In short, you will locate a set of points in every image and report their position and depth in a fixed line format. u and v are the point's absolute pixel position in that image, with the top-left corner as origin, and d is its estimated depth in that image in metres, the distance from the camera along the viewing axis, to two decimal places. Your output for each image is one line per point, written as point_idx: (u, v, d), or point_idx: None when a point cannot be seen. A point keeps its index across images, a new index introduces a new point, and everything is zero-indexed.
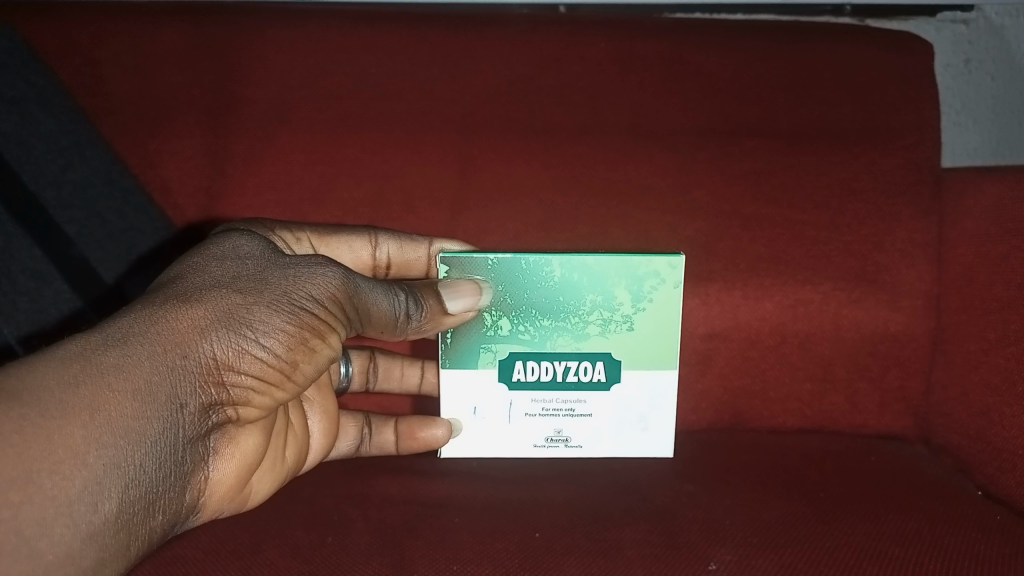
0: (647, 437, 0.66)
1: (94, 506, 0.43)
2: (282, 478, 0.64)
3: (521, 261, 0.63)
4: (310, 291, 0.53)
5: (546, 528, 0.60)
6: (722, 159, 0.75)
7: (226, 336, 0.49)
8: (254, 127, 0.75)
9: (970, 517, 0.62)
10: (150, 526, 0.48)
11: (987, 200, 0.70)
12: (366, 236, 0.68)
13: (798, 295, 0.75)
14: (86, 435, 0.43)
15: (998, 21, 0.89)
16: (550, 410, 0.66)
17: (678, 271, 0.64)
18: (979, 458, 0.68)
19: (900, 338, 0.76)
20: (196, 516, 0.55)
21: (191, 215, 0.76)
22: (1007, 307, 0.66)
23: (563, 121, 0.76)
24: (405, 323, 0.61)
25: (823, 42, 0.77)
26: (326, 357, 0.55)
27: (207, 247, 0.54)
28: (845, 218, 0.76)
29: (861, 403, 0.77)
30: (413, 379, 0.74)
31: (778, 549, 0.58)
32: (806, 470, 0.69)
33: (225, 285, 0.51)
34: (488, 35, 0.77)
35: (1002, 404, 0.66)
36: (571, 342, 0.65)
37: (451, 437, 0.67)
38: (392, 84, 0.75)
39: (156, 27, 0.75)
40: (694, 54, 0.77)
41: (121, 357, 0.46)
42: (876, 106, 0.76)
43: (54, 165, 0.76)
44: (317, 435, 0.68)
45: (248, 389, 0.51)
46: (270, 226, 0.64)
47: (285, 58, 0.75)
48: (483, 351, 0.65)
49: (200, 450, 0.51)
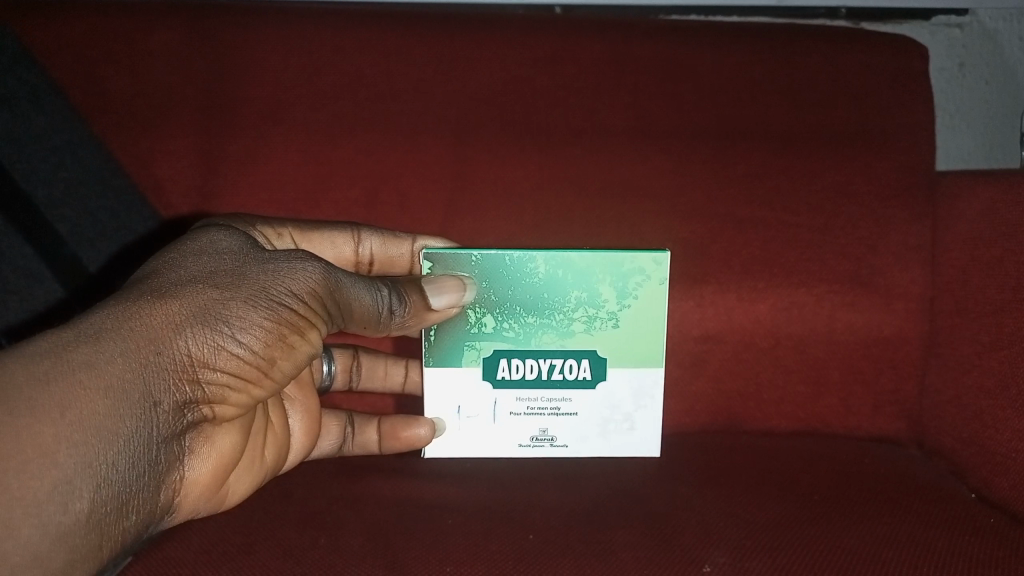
0: (635, 437, 0.65)
1: (64, 506, 0.43)
2: (262, 478, 0.63)
3: (505, 257, 0.63)
4: (289, 287, 0.53)
5: (539, 530, 0.59)
6: (716, 161, 0.75)
7: (201, 333, 0.48)
8: (247, 127, 0.74)
9: (965, 520, 0.61)
10: (124, 527, 0.47)
11: (979, 203, 0.69)
12: (349, 233, 0.67)
13: (792, 297, 0.75)
14: (56, 434, 0.42)
15: (993, 25, 0.89)
16: (535, 409, 0.65)
17: (663, 267, 0.63)
18: (973, 462, 0.67)
19: (894, 341, 0.75)
20: (172, 517, 0.54)
21: (183, 213, 0.76)
22: (1002, 310, 0.65)
23: (556, 123, 0.75)
24: (388, 319, 0.60)
25: (819, 45, 0.77)
26: (306, 353, 0.54)
27: (183, 242, 0.54)
28: (840, 220, 0.75)
29: (856, 406, 0.76)
30: (397, 378, 0.74)
31: (773, 551, 0.57)
32: (801, 473, 0.68)
33: (201, 280, 0.50)
34: (482, 35, 0.76)
35: (995, 407, 0.65)
36: (555, 340, 0.64)
37: (434, 437, 0.66)
38: (382, 84, 0.75)
39: (149, 27, 0.74)
40: (688, 57, 0.76)
41: (93, 354, 0.45)
42: (870, 108, 0.76)
43: (47, 164, 0.77)
44: (299, 434, 0.67)
45: (225, 387, 0.50)
46: (251, 221, 0.63)
47: (278, 57, 0.75)
48: (467, 349, 0.64)
49: (176, 450, 0.51)
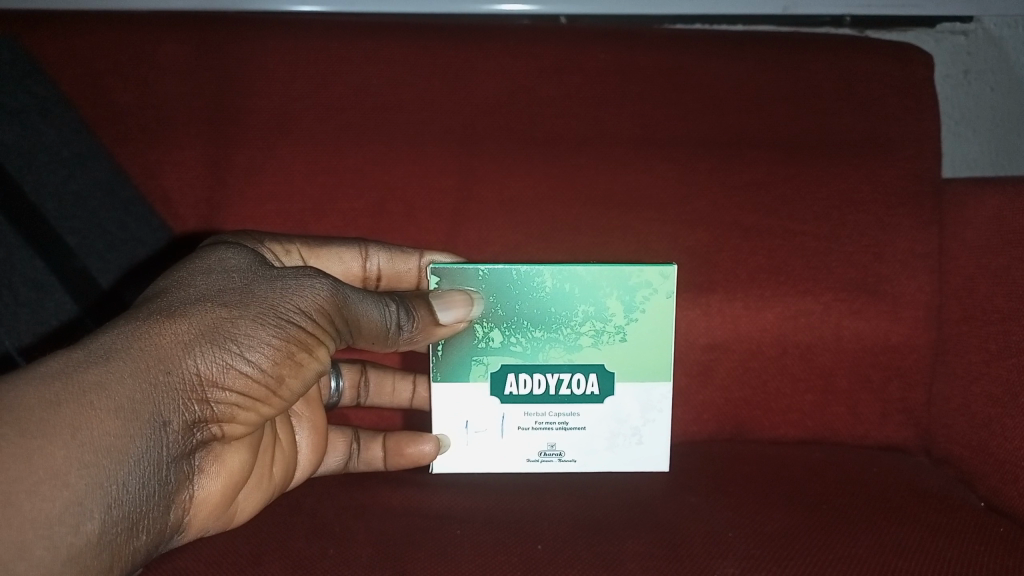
0: (643, 451, 0.65)
1: (75, 528, 0.43)
2: (271, 495, 0.63)
3: (512, 272, 0.63)
4: (298, 304, 0.53)
5: (548, 541, 0.59)
6: (722, 169, 0.75)
7: (210, 352, 0.49)
8: (254, 139, 0.74)
9: (975, 529, 0.60)
10: (134, 546, 0.48)
11: (987, 211, 0.69)
12: (356, 249, 0.67)
13: (799, 305, 0.75)
14: (67, 455, 0.43)
15: (997, 32, 0.87)
16: (543, 423, 0.65)
17: (669, 281, 0.63)
18: (981, 470, 0.67)
19: (900, 349, 0.75)
20: (180, 535, 0.54)
21: (191, 225, 0.76)
22: (1009, 319, 0.65)
23: (562, 133, 0.75)
24: (396, 334, 0.60)
25: (824, 53, 0.76)
26: (315, 371, 0.55)
27: (192, 260, 0.54)
28: (846, 228, 0.75)
29: (863, 414, 0.75)
30: (404, 394, 0.74)
31: (782, 562, 0.56)
32: (810, 481, 0.68)
33: (210, 299, 0.51)
34: (488, 46, 0.76)
35: (1004, 416, 0.65)
36: (563, 354, 0.64)
37: (439, 453, 0.66)
38: (389, 96, 0.75)
39: (158, 40, 0.75)
40: (693, 66, 0.76)
41: (103, 375, 0.45)
42: (877, 116, 0.76)
43: (54, 175, 0.77)
44: (306, 450, 0.67)
45: (233, 406, 0.50)
46: (259, 238, 0.63)
47: (285, 69, 0.75)
48: (475, 363, 0.64)
49: (185, 468, 0.51)
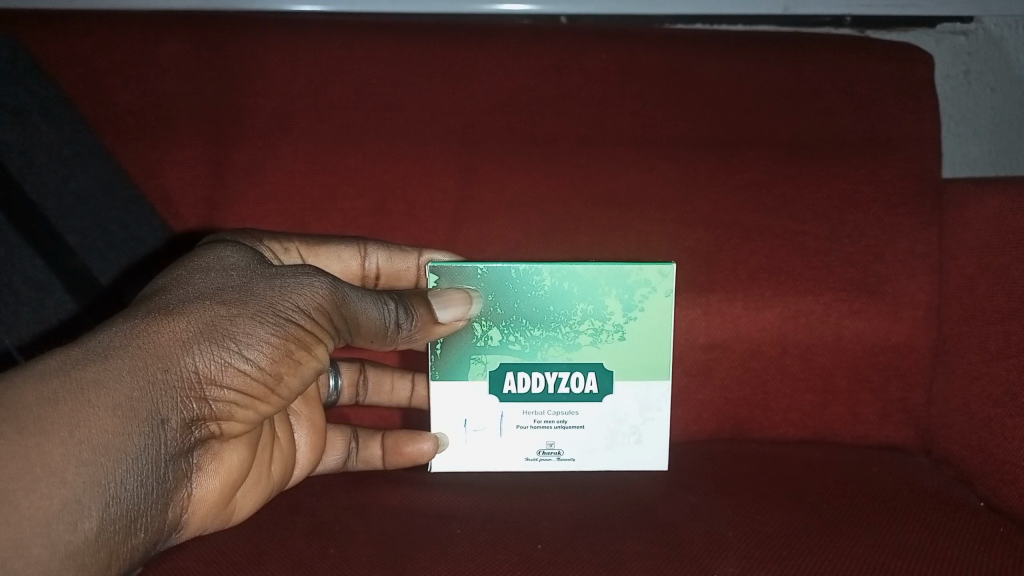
0: (642, 450, 0.65)
1: (72, 525, 0.43)
2: (270, 493, 0.63)
3: (511, 270, 0.63)
4: (296, 302, 0.53)
5: (548, 540, 0.59)
6: (722, 169, 0.75)
7: (208, 349, 0.49)
8: (254, 139, 0.74)
9: (974, 529, 0.60)
10: (133, 544, 0.48)
11: (987, 211, 0.69)
12: (355, 247, 0.68)
13: (798, 305, 0.74)
14: (65, 453, 0.43)
15: (998, 33, 0.87)
16: (542, 422, 0.65)
17: (669, 280, 0.63)
18: (981, 469, 0.66)
19: (900, 349, 0.75)
20: (179, 533, 0.54)
21: (192, 224, 0.75)
22: (1009, 319, 0.65)
23: (562, 132, 0.75)
24: (395, 332, 0.60)
25: (824, 53, 0.76)
26: (313, 369, 0.55)
27: (191, 259, 0.54)
28: (846, 228, 0.75)
29: (863, 414, 0.75)
30: (403, 392, 0.74)
31: (782, 562, 0.56)
32: (810, 481, 0.68)
33: (208, 297, 0.51)
34: (489, 46, 0.76)
35: (1003, 415, 0.64)
36: (562, 353, 0.64)
37: (438, 452, 0.65)
38: (389, 95, 0.75)
39: (158, 40, 0.75)
40: (692, 66, 0.76)
41: (101, 373, 0.45)
42: (877, 116, 0.76)
43: (55, 175, 0.78)
44: (305, 449, 0.67)
45: (232, 404, 0.50)
46: (258, 237, 0.63)
47: (286, 69, 0.75)
48: (473, 362, 0.64)
49: (183, 466, 0.51)
